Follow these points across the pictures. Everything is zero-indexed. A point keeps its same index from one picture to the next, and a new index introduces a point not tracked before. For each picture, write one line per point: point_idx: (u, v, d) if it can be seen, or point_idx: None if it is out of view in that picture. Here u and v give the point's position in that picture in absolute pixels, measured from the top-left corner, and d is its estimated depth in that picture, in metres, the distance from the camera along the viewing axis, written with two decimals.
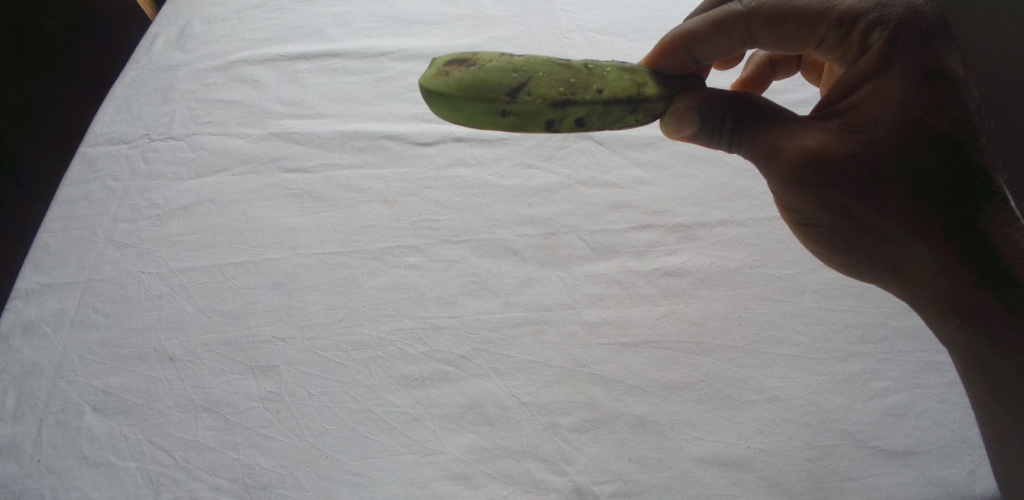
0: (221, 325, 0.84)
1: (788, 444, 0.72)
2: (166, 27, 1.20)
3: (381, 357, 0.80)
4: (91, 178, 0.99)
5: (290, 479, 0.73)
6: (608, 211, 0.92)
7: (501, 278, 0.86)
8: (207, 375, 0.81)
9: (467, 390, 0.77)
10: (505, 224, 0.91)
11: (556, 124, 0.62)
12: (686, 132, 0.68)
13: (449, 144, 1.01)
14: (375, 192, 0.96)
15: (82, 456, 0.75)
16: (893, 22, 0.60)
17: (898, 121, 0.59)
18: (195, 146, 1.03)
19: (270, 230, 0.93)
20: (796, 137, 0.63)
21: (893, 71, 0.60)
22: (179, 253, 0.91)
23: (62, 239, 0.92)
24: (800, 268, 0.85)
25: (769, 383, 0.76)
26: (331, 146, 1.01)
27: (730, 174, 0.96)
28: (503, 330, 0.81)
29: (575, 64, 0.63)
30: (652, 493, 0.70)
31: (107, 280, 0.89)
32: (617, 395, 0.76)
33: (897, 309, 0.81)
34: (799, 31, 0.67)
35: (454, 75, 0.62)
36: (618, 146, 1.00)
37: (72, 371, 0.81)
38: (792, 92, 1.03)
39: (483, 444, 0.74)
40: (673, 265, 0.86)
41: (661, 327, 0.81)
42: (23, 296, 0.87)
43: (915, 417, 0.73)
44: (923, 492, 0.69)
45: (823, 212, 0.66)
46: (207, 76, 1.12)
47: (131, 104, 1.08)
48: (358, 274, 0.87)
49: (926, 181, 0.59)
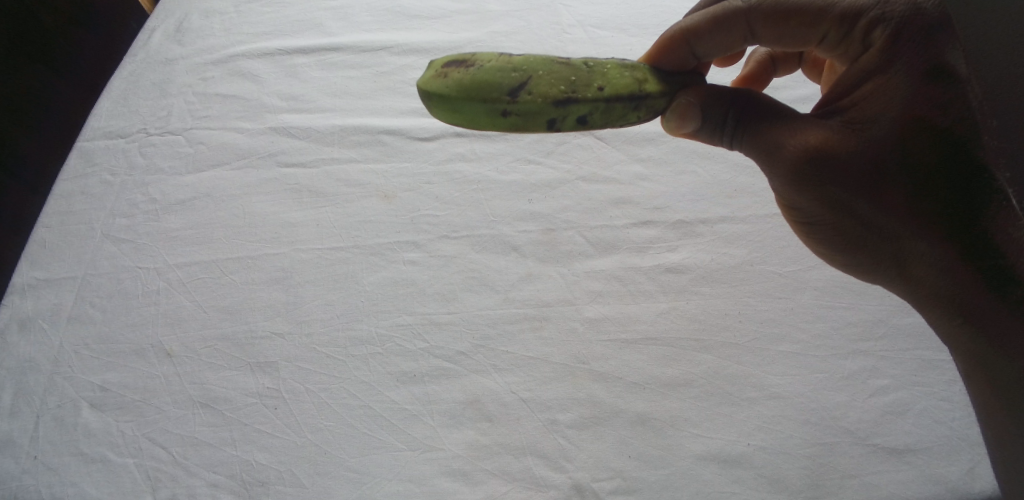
0: (220, 321, 0.84)
1: (788, 441, 0.72)
2: (164, 19, 1.18)
3: (380, 353, 0.80)
4: (88, 172, 0.98)
5: (289, 475, 0.73)
6: (608, 207, 0.92)
7: (501, 274, 0.85)
8: (205, 371, 0.80)
9: (466, 387, 0.77)
10: (504, 219, 0.91)
11: (558, 123, 0.61)
12: (687, 128, 0.67)
13: (448, 139, 1.00)
14: (374, 187, 0.95)
15: (79, 452, 0.75)
16: (895, 19, 0.60)
17: (899, 119, 0.59)
18: (193, 141, 1.02)
19: (269, 226, 0.92)
20: (797, 134, 0.63)
21: (895, 68, 0.59)
22: (178, 247, 0.91)
23: (59, 234, 0.91)
24: (801, 266, 0.84)
25: (769, 380, 0.76)
26: (331, 140, 1.01)
27: (731, 171, 0.95)
28: (503, 326, 0.81)
29: (576, 62, 0.62)
30: (652, 490, 0.70)
31: (104, 275, 0.89)
32: (617, 392, 0.76)
33: (899, 307, 0.80)
34: (800, 27, 0.67)
35: (453, 76, 0.61)
36: (618, 142, 0.99)
37: (70, 367, 0.81)
38: (793, 87, 1.02)
39: (483, 440, 0.73)
40: (673, 262, 0.86)
41: (662, 324, 0.81)
42: (20, 291, 0.87)
43: (915, 415, 0.73)
44: (923, 491, 0.68)
45: (825, 211, 0.65)
46: (205, 70, 1.11)
47: (128, 97, 1.07)
48: (358, 270, 0.87)
49: (928, 179, 0.59)
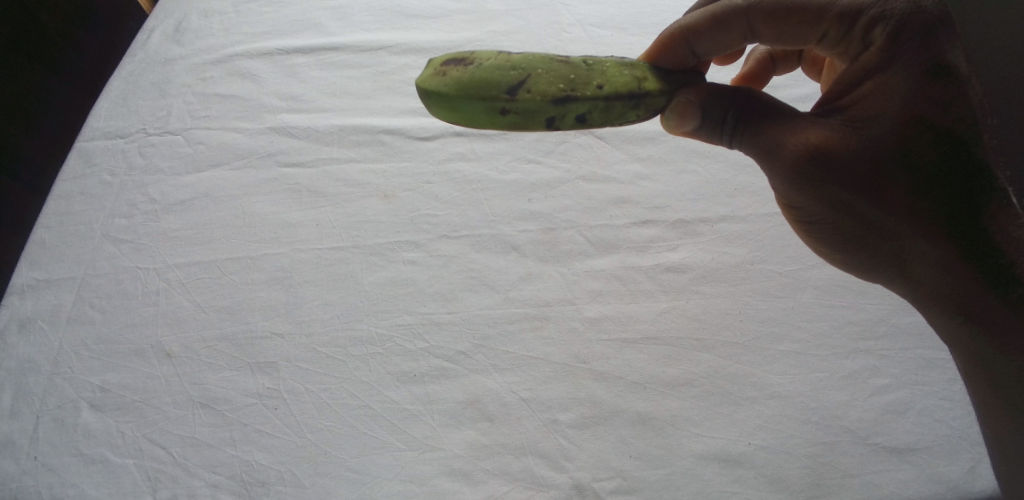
0: (220, 321, 0.83)
1: (789, 440, 0.72)
2: (163, 20, 1.18)
3: (381, 354, 0.80)
4: (87, 173, 0.98)
5: (289, 476, 0.73)
6: (608, 206, 0.91)
7: (501, 274, 0.85)
8: (205, 371, 0.80)
9: (466, 387, 0.77)
10: (504, 218, 0.91)
11: (557, 121, 0.61)
12: (687, 127, 0.67)
13: (448, 139, 1.00)
14: (374, 187, 0.95)
15: (78, 453, 0.75)
16: (895, 17, 0.60)
17: (900, 117, 0.59)
18: (193, 141, 1.02)
19: (268, 226, 0.92)
20: (797, 132, 0.63)
21: (895, 67, 0.59)
22: (177, 247, 0.91)
23: (59, 234, 0.91)
24: (801, 265, 0.84)
25: (770, 379, 0.76)
26: (331, 140, 1.01)
27: (731, 170, 0.95)
28: (502, 326, 0.81)
29: (575, 61, 0.62)
30: (652, 489, 0.70)
31: (103, 275, 0.88)
32: (617, 391, 0.76)
33: (899, 306, 0.80)
34: (801, 26, 0.67)
35: (453, 75, 0.61)
36: (618, 141, 0.99)
37: (69, 367, 0.81)
38: (793, 87, 1.02)
39: (483, 440, 0.73)
40: (674, 261, 0.86)
41: (662, 323, 0.81)
42: (20, 292, 0.86)
43: (915, 414, 0.73)
44: (923, 490, 0.68)
45: (826, 210, 0.65)
46: (204, 70, 1.11)
47: (127, 98, 1.07)
48: (358, 270, 0.87)
49: (928, 178, 0.59)
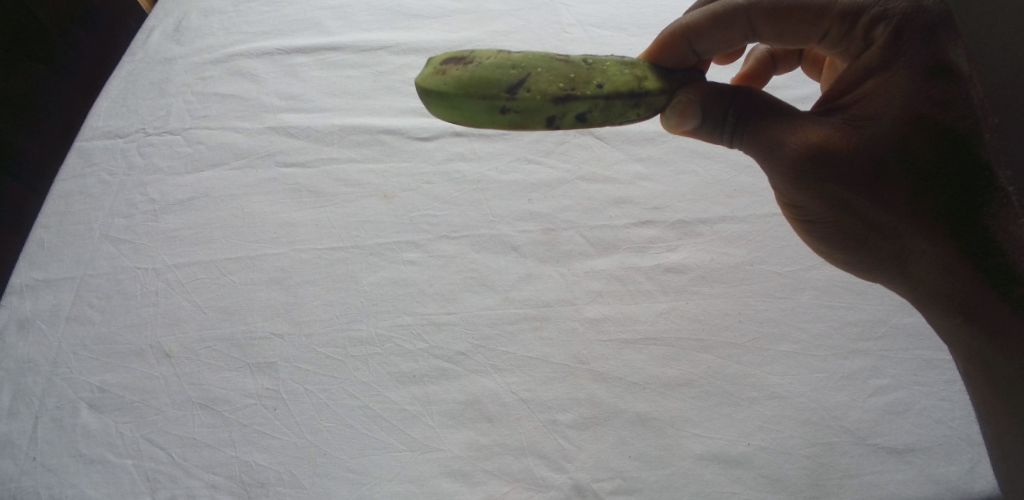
0: (219, 321, 0.83)
1: (789, 441, 0.72)
2: (162, 19, 1.18)
3: (381, 354, 0.80)
4: (87, 172, 0.98)
5: (289, 476, 0.73)
6: (608, 207, 0.91)
7: (501, 274, 0.85)
8: (204, 371, 0.80)
9: (466, 387, 0.77)
10: (504, 218, 0.91)
11: (557, 121, 0.61)
12: (687, 126, 0.67)
13: (448, 138, 1.00)
14: (374, 186, 0.95)
15: (76, 453, 0.75)
16: (896, 17, 0.60)
17: (900, 117, 0.59)
18: (192, 140, 1.02)
19: (268, 226, 0.92)
20: (798, 131, 0.63)
21: (895, 66, 0.59)
22: (176, 247, 0.91)
23: (58, 234, 0.91)
24: (801, 265, 0.84)
25: (769, 380, 0.76)
26: (331, 140, 1.00)
27: (731, 171, 0.95)
28: (502, 326, 0.81)
29: (575, 59, 0.62)
30: (652, 490, 0.70)
31: (102, 275, 0.88)
32: (617, 392, 0.76)
33: (899, 307, 0.80)
34: (801, 24, 0.67)
35: (452, 73, 0.61)
36: (618, 141, 0.99)
37: (68, 368, 0.81)
38: (793, 87, 1.02)
39: (483, 440, 0.73)
40: (673, 261, 0.86)
41: (661, 324, 0.81)
42: (18, 292, 0.86)
43: (916, 415, 0.72)
44: (923, 491, 0.68)
45: (827, 208, 0.65)
46: (204, 70, 1.10)
47: (126, 98, 1.07)
48: (357, 269, 0.87)
49: (928, 178, 0.59)
